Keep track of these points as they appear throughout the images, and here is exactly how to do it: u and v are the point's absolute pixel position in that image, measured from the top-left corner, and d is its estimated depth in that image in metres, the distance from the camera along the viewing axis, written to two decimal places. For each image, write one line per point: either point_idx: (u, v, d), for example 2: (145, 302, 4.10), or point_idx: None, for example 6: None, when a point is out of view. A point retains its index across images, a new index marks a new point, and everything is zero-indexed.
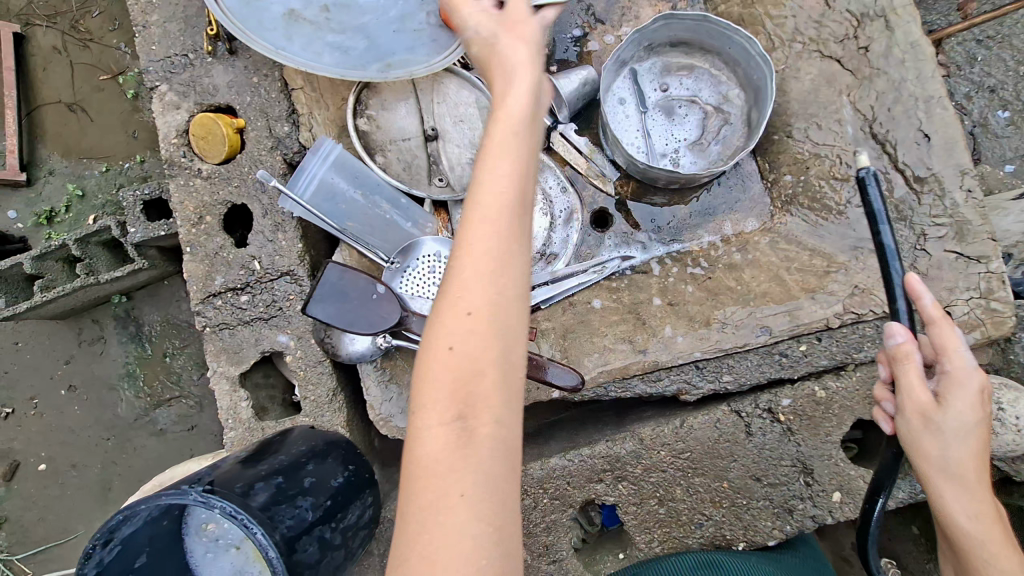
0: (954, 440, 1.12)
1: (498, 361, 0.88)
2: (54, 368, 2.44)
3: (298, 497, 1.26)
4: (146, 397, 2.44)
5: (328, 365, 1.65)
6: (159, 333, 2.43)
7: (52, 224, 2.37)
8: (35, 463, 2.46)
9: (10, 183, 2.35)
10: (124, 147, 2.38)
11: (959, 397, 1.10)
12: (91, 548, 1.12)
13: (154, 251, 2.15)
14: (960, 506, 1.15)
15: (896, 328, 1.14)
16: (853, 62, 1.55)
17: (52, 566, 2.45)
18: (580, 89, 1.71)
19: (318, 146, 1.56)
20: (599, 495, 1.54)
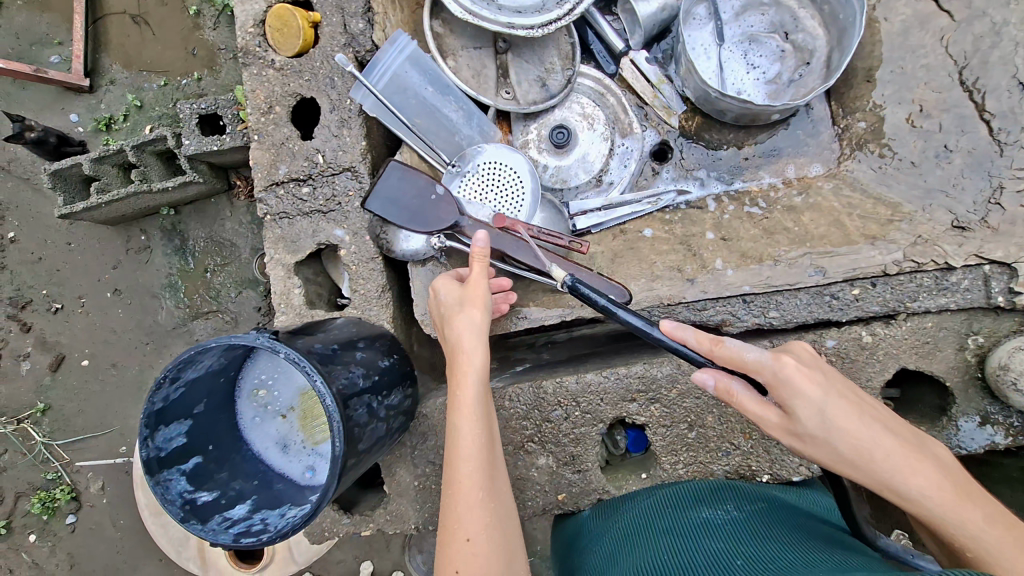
0: (845, 436, 1.05)
1: (490, 455, 1.23)
2: (103, 271, 2.56)
3: (351, 365, 1.32)
4: (185, 308, 2.54)
5: (380, 262, 1.68)
6: (202, 250, 2.51)
7: (110, 131, 2.46)
8: (79, 359, 2.60)
9: (73, 88, 2.44)
10: (182, 63, 2.42)
11: (796, 395, 1.06)
12: (162, 380, 1.19)
13: (204, 166, 2.21)
14: (909, 487, 1.02)
15: (702, 376, 1.14)
16: (951, 3, 1.49)
17: (90, 455, 2.63)
18: (658, 14, 1.67)
19: (392, 38, 1.55)
20: (630, 414, 1.56)
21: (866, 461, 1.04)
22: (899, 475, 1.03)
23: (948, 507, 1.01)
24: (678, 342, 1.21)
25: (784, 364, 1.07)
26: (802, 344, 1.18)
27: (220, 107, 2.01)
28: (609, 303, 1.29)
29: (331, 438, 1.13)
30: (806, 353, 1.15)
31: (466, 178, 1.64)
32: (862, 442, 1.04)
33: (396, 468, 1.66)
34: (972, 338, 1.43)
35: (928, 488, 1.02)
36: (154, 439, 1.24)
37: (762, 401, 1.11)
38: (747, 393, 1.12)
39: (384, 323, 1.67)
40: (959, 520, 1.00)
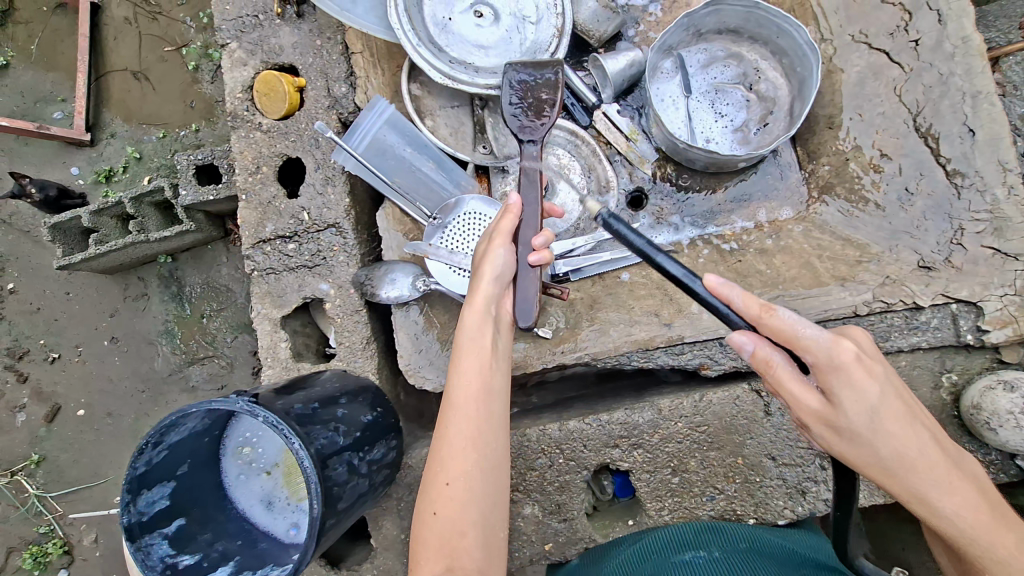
0: (891, 447, 0.99)
1: (493, 438, 1.19)
2: (100, 320, 2.60)
3: (331, 423, 1.34)
4: (181, 354, 2.57)
5: (364, 315, 1.71)
6: (199, 295, 2.55)
7: (110, 183, 2.54)
8: (75, 408, 2.62)
9: (75, 141, 2.51)
10: (181, 115, 2.52)
11: (849, 388, 0.98)
12: (144, 445, 1.20)
13: (201, 216, 2.28)
14: (943, 502, 1.00)
15: (739, 338, 1.04)
16: (902, 55, 1.56)
17: (84, 506, 2.62)
18: (627, 70, 1.74)
19: (372, 104, 1.64)
20: (613, 460, 1.57)
21: (907, 470, 0.99)
22: (938, 490, 1.00)
23: (978, 529, 1.00)
24: (722, 301, 1.09)
25: (836, 351, 0.98)
26: (861, 331, 1.09)
27: (216, 157, 2.07)
28: (650, 244, 1.17)
29: (309, 499, 1.15)
30: (864, 341, 1.06)
31: (448, 230, 1.70)
32: (906, 454, 0.99)
33: (383, 521, 1.66)
34: (946, 376, 1.47)
35: (963, 509, 1.00)
36: (136, 504, 1.25)
37: (804, 382, 1.02)
38: (788, 367, 1.02)
39: (370, 374, 1.71)
40: (989, 542, 1.00)
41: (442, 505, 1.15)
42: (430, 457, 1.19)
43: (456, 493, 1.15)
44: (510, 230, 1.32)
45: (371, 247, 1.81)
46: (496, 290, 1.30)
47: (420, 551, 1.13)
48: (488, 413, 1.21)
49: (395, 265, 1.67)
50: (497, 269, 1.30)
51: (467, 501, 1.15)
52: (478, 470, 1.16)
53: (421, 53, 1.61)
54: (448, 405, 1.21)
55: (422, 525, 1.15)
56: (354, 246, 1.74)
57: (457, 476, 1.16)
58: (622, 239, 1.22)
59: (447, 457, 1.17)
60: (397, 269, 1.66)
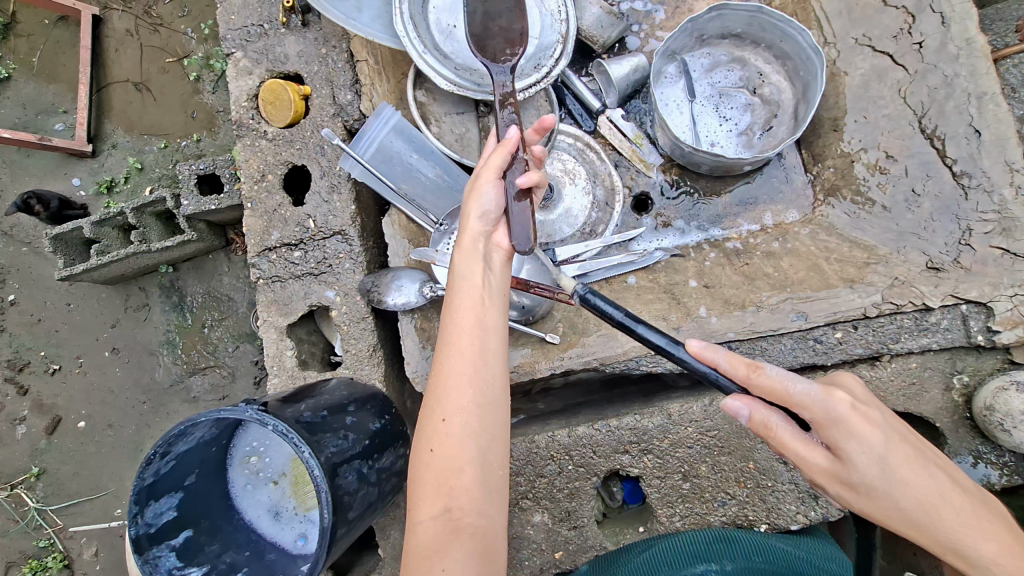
0: (906, 498, 0.96)
1: (488, 374, 1.13)
2: (101, 331, 2.59)
3: (341, 430, 1.33)
4: (182, 365, 2.55)
5: (371, 322, 1.71)
6: (200, 305, 2.54)
7: (112, 194, 2.54)
8: (75, 420, 2.60)
9: (76, 153, 2.51)
10: (182, 126, 2.52)
11: (856, 442, 0.96)
12: (152, 455, 1.19)
13: (202, 226, 2.28)
14: (976, 549, 0.96)
15: (734, 404, 1.00)
16: (905, 58, 1.57)
17: (85, 519, 2.60)
18: (631, 75, 1.75)
19: (379, 112, 1.64)
20: (623, 466, 1.56)
21: (930, 519, 0.96)
22: (964, 535, 0.96)
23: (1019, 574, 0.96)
24: (708, 365, 1.06)
25: (836, 405, 0.97)
26: (851, 376, 1.09)
27: (217, 166, 2.08)
28: (628, 315, 1.14)
29: (319, 509, 1.14)
30: (857, 388, 1.04)
31: (455, 236, 1.68)
32: (924, 500, 0.96)
33: (391, 530, 1.64)
34: (958, 378, 1.46)
35: (997, 555, 0.96)
36: (144, 515, 1.23)
37: (807, 440, 0.99)
38: (788, 428, 0.99)
39: (376, 382, 1.70)
40: None
41: (438, 443, 1.10)
42: (427, 392, 1.15)
43: (452, 431, 1.10)
44: (501, 167, 1.22)
45: (377, 254, 1.81)
46: (487, 229, 1.22)
47: (417, 489, 1.09)
48: (483, 348, 1.14)
49: (401, 272, 1.66)
50: (484, 206, 1.21)
51: (464, 439, 1.09)
52: (475, 407, 1.11)
53: (427, 59, 1.62)
54: (443, 343, 1.16)
55: (419, 462, 1.11)
56: (360, 253, 1.73)
57: (452, 413, 1.10)
58: (601, 315, 1.17)
59: (442, 393, 1.12)
60: (404, 275, 1.65)
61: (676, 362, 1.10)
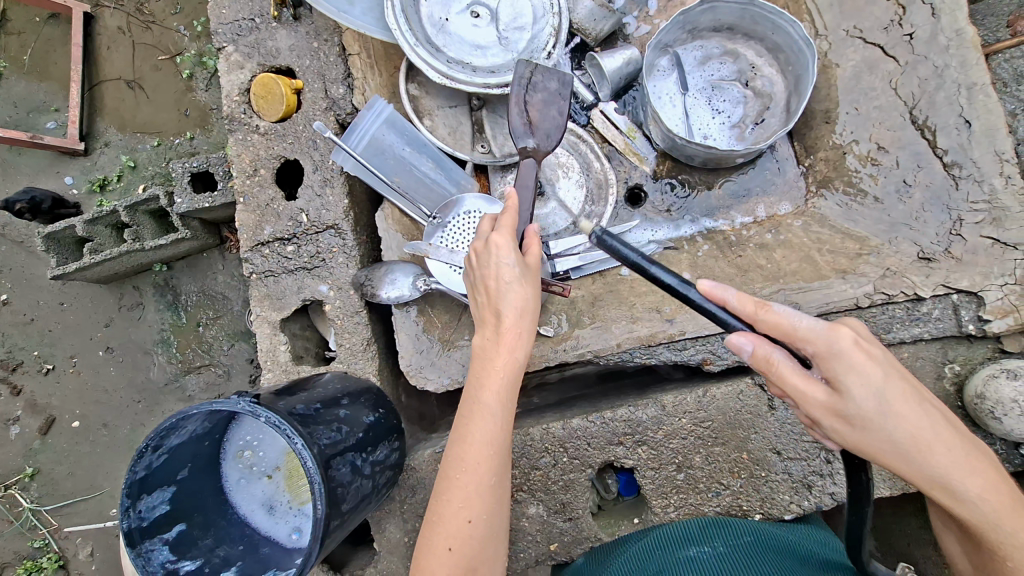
0: (900, 437, 0.97)
1: (498, 472, 1.22)
2: (94, 329, 2.57)
3: (335, 423, 1.32)
4: (177, 363, 2.54)
5: (364, 315, 1.70)
6: (195, 303, 2.53)
7: (104, 192, 2.52)
8: (69, 420, 2.58)
9: (68, 151, 2.50)
10: (176, 124, 2.51)
11: (858, 375, 0.96)
12: (144, 448, 1.19)
13: (197, 223, 2.26)
14: (963, 487, 0.98)
15: (737, 339, 1.04)
16: (896, 49, 1.57)
17: (80, 519, 2.59)
18: (624, 67, 1.74)
19: (371, 104, 1.62)
20: (618, 458, 1.56)
21: (920, 455, 0.97)
22: (955, 474, 0.98)
23: (1001, 512, 0.98)
24: (717, 303, 1.10)
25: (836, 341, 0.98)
26: (855, 319, 1.09)
27: (211, 164, 2.09)
28: (643, 257, 1.15)
29: (312, 500, 1.13)
30: (860, 329, 1.05)
31: (447, 229, 1.68)
32: (920, 439, 0.97)
33: (386, 524, 1.64)
34: (949, 367, 1.47)
35: (983, 490, 0.98)
36: (137, 508, 1.23)
37: (808, 376, 1.01)
38: (789, 362, 1.01)
39: (371, 376, 1.69)
40: (1012, 526, 0.98)
41: (461, 499, 1.19)
42: (450, 457, 1.22)
43: (473, 489, 1.19)
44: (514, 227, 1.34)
45: (371, 248, 1.80)
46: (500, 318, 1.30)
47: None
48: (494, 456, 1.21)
49: (395, 265, 1.66)
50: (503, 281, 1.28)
51: (485, 494, 1.20)
52: (486, 509, 1.20)
53: (419, 52, 1.61)
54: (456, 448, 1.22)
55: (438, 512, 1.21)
56: (353, 247, 1.73)
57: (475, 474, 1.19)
58: (616, 256, 1.19)
59: (465, 460, 1.20)
60: (398, 269, 1.65)
61: (687, 302, 1.13)
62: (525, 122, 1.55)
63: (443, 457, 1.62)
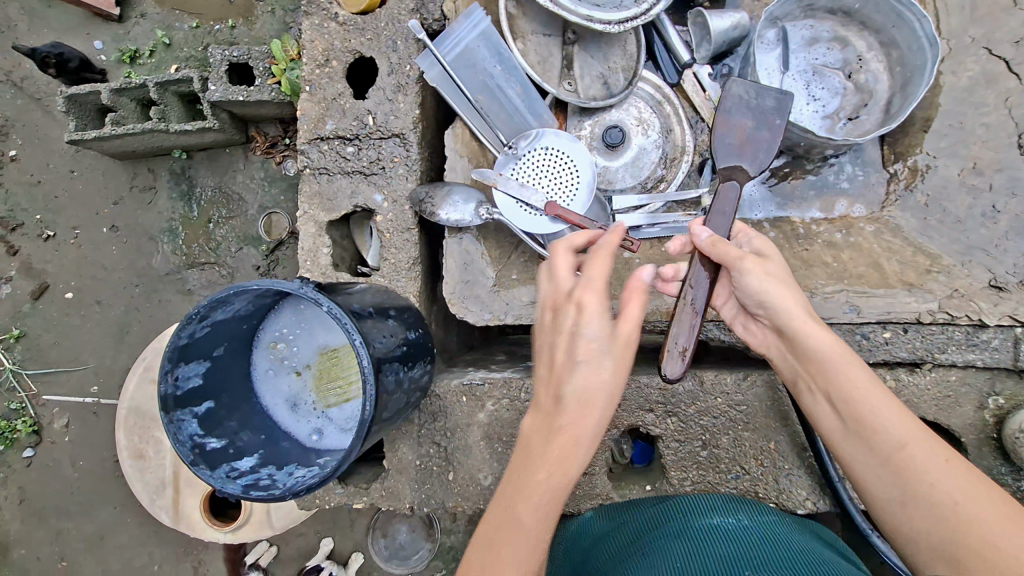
0: (821, 356, 1.17)
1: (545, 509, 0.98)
2: (102, 206, 2.49)
3: (385, 330, 1.29)
4: (181, 256, 2.46)
5: (415, 234, 1.64)
6: (208, 199, 2.44)
7: (134, 65, 2.40)
8: (63, 290, 2.53)
9: (103, 14, 2.39)
10: (218, 9, 2.37)
11: (773, 282, 1.20)
12: (194, 315, 1.14)
13: (225, 116, 2.17)
14: (893, 424, 1.10)
15: (698, 226, 1.28)
16: (1020, 67, 1.51)
17: (57, 390, 2.54)
18: (731, 31, 1.66)
19: (470, 11, 1.50)
20: (644, 424, 1.55)
21: (829, 351, 1.16)
22: (891, 416, 1.10)
23: (961, 494, 1.00)
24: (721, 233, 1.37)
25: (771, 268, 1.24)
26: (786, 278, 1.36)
27: (252, 57, 2.02)
28: None
29: (363, 400, 1.09)
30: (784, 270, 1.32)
31: (521, 161, 1.60)
32: (840, 365, 1.15)
33: (399, 444, 1.62)
34: (993, 399, 1.45)
35: (916, 443, 1.07)
36: (175, 374, 1.18)
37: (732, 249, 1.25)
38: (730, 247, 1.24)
39: (410, 296, 1.64)
40: (965, 504, 0.99)
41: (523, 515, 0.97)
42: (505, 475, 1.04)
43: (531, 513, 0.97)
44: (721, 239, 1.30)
45: (431, 167, 1.73)
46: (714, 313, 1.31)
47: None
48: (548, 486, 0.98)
49: (457, 188, 1.58)
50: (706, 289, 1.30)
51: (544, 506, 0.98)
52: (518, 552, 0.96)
53: None
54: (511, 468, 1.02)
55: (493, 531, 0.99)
56: (416, 161, 1.65)
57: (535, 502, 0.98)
58: None
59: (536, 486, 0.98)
60: (460, 192, 1.57)
61: None
62: (730, 143, 1.43)
63: (468, 390, 1.60)
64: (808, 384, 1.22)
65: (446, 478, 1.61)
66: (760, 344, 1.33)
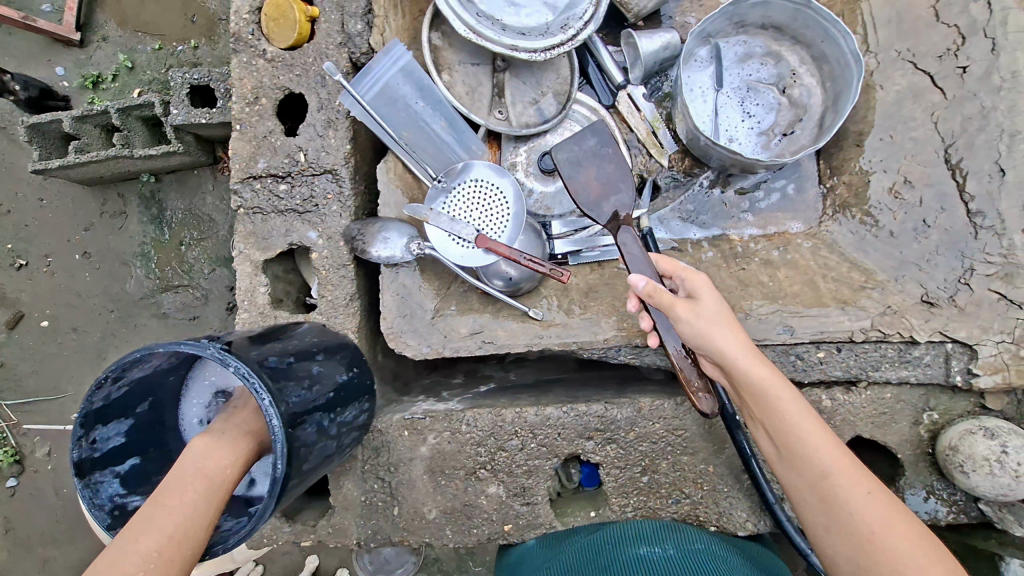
0: (757, 387, 1.21)
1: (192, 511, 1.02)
2: (73, 232, 2.47)
3: (307, 379, 1.28)
4: (155, 280, 2.45)
5: (351, 270, 1.64)
6: (180, 221, 2.42)
7: (97, 90, 2.37)
8: (39, 319, 2.51)
9: (63, 40, 2.35)
10: (180, 29, 2.34)
11: (706, 319, 1.24)
12: (104, 379, 1.13)
13: (190, 138, 2.14)
14: (822, 454, 1.13)
15: (635, 276, 1.29)
16: (946, 80, 1.50)
17: (41, 418, 2.54)
18: (660, 53, 1.65)
19: (388, 49, 1.48)
20: (585, 452, 1.56)
21: (761, 383, 1.20)
22: (819, 446, 1.14)
23: (882, 525, 1.04)
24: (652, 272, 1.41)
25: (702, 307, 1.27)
26: None
27: (213, 79, 1.96)
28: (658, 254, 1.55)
29: (273, 458, 1.10)
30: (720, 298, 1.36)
31: (452, 195, 1.60)
32: (775, 396, 1.19)
33: (344, 480, 1.63)
34: (927, 414, 1.46)
35: (844, 472, 1.11)
36: (90, 439, 1.17)
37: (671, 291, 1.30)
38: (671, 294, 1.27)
39: (349, 332, 1.64)
40: (886, 533, 1.03)
41: (171, 504, 1.01)
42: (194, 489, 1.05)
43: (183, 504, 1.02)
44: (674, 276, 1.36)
45: (367, 201, 1.72)
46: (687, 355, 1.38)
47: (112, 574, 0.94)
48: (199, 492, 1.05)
49: (390, 223, 1.58)
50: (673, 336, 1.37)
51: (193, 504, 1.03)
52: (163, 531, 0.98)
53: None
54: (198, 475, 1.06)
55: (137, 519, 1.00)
56: (349, 197, 1.64)
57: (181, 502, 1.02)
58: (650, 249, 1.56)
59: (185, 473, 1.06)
60: (392, 227, 1.57)
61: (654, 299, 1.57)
62: (590, 198, 1.45)
63: (410, 425, 1.59)
64: (750, 412, 1.27)
65: (392, 513, 1.62)
66: (700, 383, 1.37)
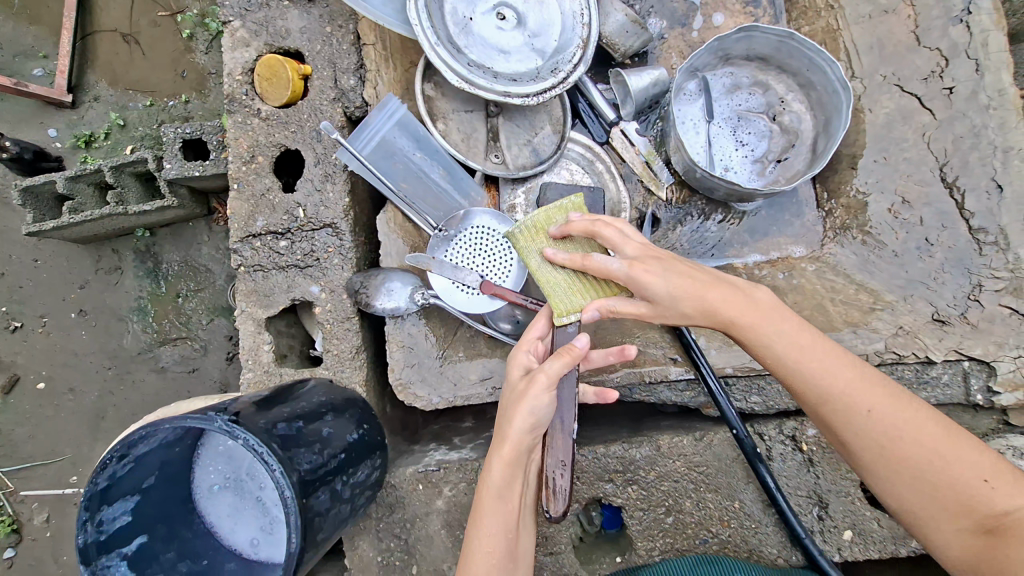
0: (788, 360, 1.09)
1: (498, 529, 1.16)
2: (69, 291, 2.44)
3: (316, 444, 1.24)
4: (153, 333, 2.41)
5: (356, 323, 1.62)
6: (176, 273, 2.40)
7: (90, 149, 2.38)
8: (35, 381, 2.45)
9: (54, 102, 2.35)
10: (170, 85, 2.36)
11: (660, 295, 1.11)
12: (108, 458, 1.10)
13: (185, 192, 2.13)
14: (871, 426, 1.05)
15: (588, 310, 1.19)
16: (934, 102, 1.52)
17: (37, 484, 2.46)
18: (650, 88, 1.67)
19: (383, 104, 1.52)
20: (606, 495, 1.51)
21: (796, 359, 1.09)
22: (862, 416, 1.06)
23: (949, 457, 1.02)
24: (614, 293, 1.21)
25: (669, 292, 1.11)
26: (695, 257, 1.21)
27: (204, 133, 1.92)
28: None
29: (287, 533, 1.06)
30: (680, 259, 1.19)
31: (455, 244, 1.59)
32: (802, 375, 1.09)
33: (358, 541, 1.57)
34: None
35: (892, 429, 1.04)
36: (95, 521, 1.13)
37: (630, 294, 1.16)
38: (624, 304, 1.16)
39: (357, 386, 1.62)
40: (957, 466, 1.01)
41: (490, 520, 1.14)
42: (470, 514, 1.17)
43: (495, 525, 1.14)
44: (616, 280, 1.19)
45: (368, 252, 1.72)
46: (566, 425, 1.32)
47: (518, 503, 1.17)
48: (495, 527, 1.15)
49: (393, 274, 1.57)
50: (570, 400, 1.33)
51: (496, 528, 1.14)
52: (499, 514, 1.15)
53: (439, 52, 1.48)
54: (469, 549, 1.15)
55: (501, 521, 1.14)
56: (350, 248, 1.64)
57: (504, 511, 1.14)
58: None
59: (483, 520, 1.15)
60: (396, 277, 1.56)
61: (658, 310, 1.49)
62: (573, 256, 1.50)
63: (424, 478, 1.55)
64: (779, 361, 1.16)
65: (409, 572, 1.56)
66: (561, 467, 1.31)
